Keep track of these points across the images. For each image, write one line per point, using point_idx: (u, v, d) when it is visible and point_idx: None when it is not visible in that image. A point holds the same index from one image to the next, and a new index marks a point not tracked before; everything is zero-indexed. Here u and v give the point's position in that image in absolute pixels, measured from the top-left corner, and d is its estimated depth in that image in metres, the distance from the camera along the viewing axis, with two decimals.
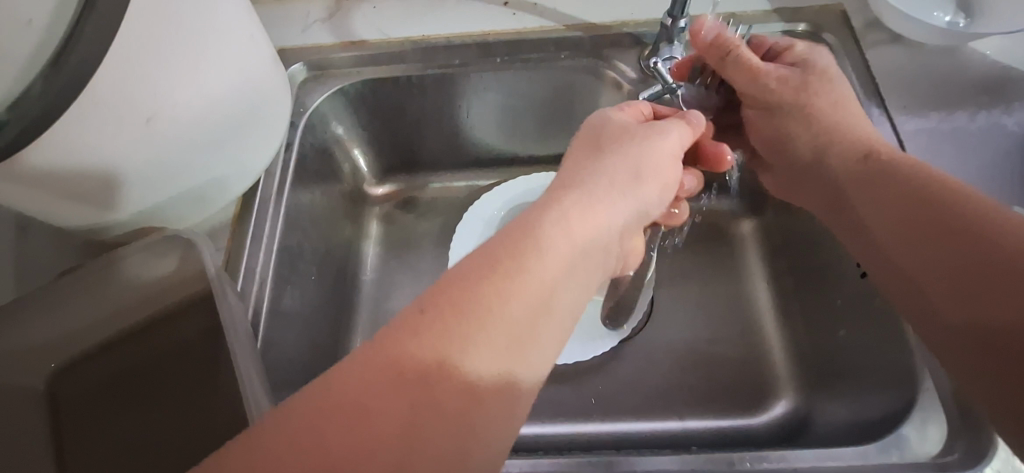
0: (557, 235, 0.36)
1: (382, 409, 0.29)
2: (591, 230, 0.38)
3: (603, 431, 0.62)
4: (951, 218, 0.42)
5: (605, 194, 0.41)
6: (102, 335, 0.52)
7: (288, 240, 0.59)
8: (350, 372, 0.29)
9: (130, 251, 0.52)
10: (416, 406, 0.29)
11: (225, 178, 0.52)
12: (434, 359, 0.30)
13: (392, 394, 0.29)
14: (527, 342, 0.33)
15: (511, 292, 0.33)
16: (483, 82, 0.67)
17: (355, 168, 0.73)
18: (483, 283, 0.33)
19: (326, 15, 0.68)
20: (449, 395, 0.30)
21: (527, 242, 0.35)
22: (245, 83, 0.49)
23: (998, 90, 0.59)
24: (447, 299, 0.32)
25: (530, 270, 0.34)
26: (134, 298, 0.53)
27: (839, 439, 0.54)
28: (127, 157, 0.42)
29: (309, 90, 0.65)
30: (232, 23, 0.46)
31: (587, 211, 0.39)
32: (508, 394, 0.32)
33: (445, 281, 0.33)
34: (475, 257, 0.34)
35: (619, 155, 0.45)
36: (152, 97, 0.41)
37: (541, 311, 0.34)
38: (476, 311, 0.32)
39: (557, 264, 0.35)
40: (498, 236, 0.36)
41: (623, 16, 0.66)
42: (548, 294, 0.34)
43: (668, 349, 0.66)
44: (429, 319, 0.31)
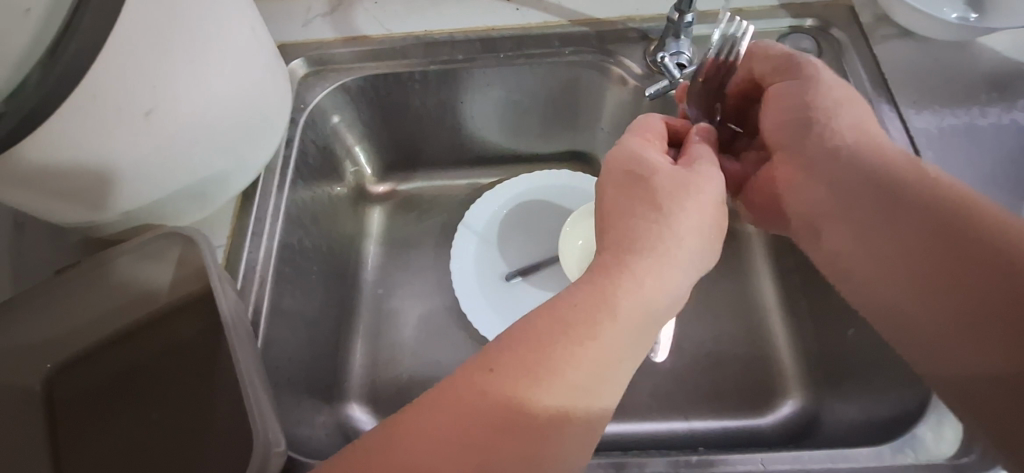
0: (627, 293, 0.37)
1: (438, 463, 0.31)
2: (659, 292, 0.38)
3: (609, 432, 0.61)
4: (965, 236, 0.37)
5: (673, 250, 0.39)
6: (100, 334, 0.51)
7: (288, 237, 0.58)
8: (410, 426, 0.32)
9: (121, 253, 0.49)
10: (484, 453, 0.31)
11: (224, 172, 0.51)
12: (502, 409, 0.32)
13: (462, 437, 0.31)
14: (594, 398, 0.34)
15: (582, 351, 0.34)
16: (486, 79, 0.66)
17: (357, 166, 0.72)
18: (554, 339, 0.35)
19: (327, 10, 0.67)
20: (516, 447, 0.32)
21: (597, 302, 0.36)
22: (247, 78, 0.48)
23: (1009, 86, 0.58)
24: (511, 361, 0.34)
25: (600, 333, 0.35)
26: (130, 296, 0.51)
27: (848, 441, 0.53)
28: (128, 153, 0.42)
29: (310, 86, 0.64)
30: (232, 15, 0.45)
31: (657, 270, 0.38)
32: (577, 441, 0.34)
33: (519, 331, 0.35)
34: (549, 313, 0.36)
35: (680, 201, 0.41)
36: (151, 89, 0.40)
37: (608, 369, 0.35)
38: (544, 372, 0.34)
39: (626, 322, 0.36)
40: (565, 294, 0.37)
41: (630, 11, 0.65)
42: (615, 352, 0.35)
43: (674, 349, 0.65)
44: (506, 370, 0.33)
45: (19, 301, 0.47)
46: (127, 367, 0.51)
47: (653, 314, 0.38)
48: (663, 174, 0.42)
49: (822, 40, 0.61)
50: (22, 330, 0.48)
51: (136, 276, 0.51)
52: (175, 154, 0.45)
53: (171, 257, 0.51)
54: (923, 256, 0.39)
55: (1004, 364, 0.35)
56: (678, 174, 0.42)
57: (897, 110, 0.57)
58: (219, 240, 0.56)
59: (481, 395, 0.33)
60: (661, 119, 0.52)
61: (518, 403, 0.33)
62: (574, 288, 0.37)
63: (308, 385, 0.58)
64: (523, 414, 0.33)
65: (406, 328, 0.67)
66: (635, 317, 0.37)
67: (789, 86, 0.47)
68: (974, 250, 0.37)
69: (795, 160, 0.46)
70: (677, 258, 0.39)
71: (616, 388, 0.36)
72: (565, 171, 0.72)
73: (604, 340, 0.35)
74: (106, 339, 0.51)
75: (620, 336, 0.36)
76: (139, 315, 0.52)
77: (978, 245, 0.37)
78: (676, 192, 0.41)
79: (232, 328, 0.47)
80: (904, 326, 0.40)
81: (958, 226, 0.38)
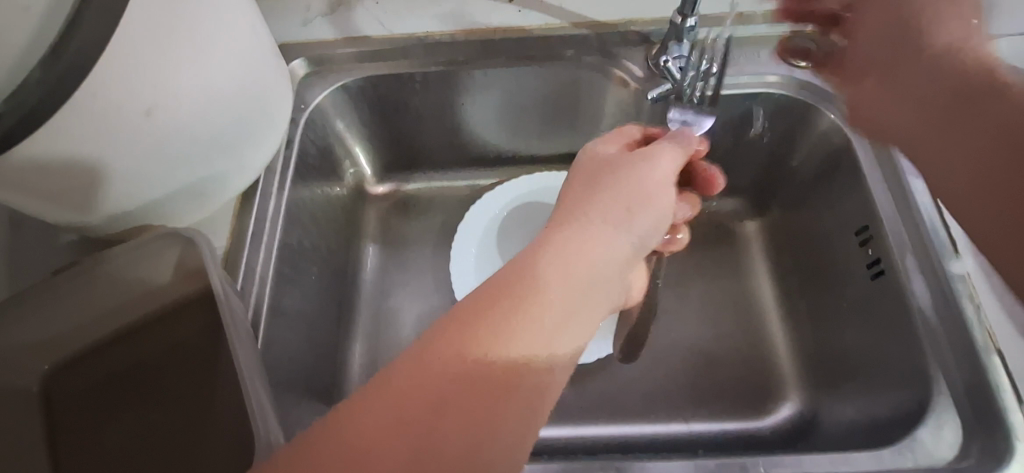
0: (560, 276, 0.37)
1: (383, 450, 0.29)
2: (590, 266, 0.39)
3: (609, 434, 0.61)
4: None
5: (604, 225, 0.41)
6: (101, 331, 0.50)
7: (288, 237, 0.58)
8: (361, 412, 0.30)
9: (124, 250, 0.50)
10: (422, 440, 0.30)
11: (224, 172, 0.51)
12: (432, 396, 0.31)
13: (405, 424, 0.30)
14: (526, 385, 0.34)
15: (511, 337, 0.34)
16: (487, 80, 0.66)
17: (356, 166, 0.72)
18: (484, 324, 0.34)
19: (328, 10, 0.67)
20: (451, 436, 0.31)
21: (524, 277, 0.37)
22: (249, 74, 0.48)
23: None
24: (447, 341, 0.33)
25: (531, 306, 0.35)
26: (137, 293, 0.51)
27: (848, 442, 0.53)
28: (128, 152, 0.41)
29: (310, 86, 0.64)
30: (234, 11, 0.45)
31: (587, 244, 0.40)
32: (512, 433, 0.33)
33: (448, 321, 0.35)
34: (481, 295, 0.36)
35: (612, 186, 0.44)
36: (153, 88, 0.40)
37: (539, 356, 0.35)
38: (476, 349, 0.33)
39: (559, 306, 0.36)
40: (498, 274, 0.38)
41: (631, 14, 0.65)
42: (545, 338, 0.35)
43: (673, 350, 0.65)
44: (444, 355, 0.33)
45: (28, 299, 0.48)
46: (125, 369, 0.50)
47: (584, 295, 0.38)
48: (607, 173, 0.46)
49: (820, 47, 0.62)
50: (21, 328, 0.48)
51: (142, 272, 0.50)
52: (178, 151, 0.45)
53: (173, 256, 0.51)
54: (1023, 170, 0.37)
55: None
56: (623, 173, 0.45)
57: None
58: (218, 241, 0.55)
59: (425, 381, 0.32)
60: (638, 127, 0.54)
61: (457, 383, 0.32)
62: (503, 277, 0.37)
63: (307, 386, 0.58)
64: (463, 393, 0.32)
65: (405, 329, 0.67)
66: (568, 302, 0.37)
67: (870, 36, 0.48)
68: None
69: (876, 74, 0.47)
70: (607, 237, 0.41)
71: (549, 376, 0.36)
72: (565, 173, 0.72)
73: (536, 324, 0.35)
74: (111, 335, 0.50)
75: (552, 308, 0.36)
76: (145, 311, 0.51)
77: None
78: (610, 190, 0.44)
79: (231, 324, 0.48)
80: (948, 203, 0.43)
81: None
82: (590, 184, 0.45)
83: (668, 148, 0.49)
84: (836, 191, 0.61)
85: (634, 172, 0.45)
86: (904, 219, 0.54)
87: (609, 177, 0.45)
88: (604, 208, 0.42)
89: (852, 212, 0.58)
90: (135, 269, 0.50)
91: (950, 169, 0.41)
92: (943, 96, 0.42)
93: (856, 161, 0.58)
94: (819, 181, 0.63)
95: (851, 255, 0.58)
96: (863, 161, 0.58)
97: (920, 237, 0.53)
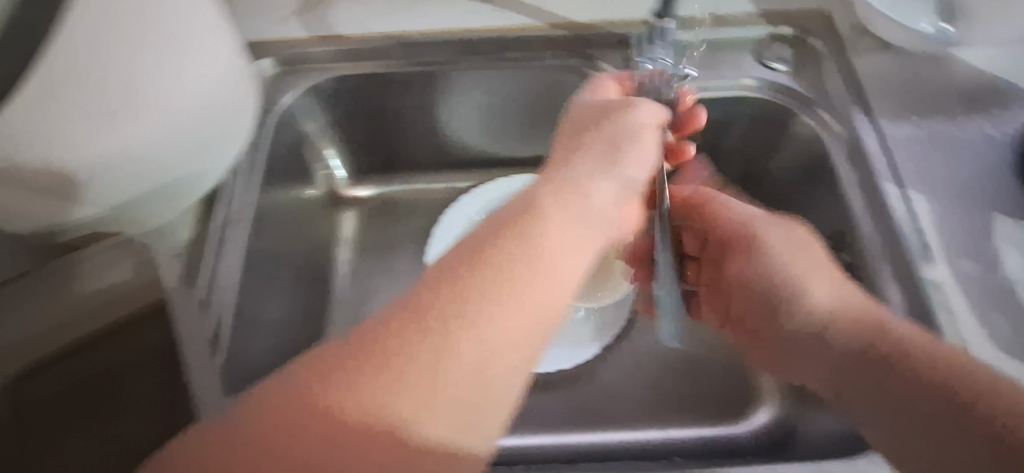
0: (553, 215, 0.39)
1: (377, 424, 0.31)
2: (587, 200, 0.41)
3: (585, 441, 0.61)
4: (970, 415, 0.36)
5: (590, 170, 0.43)
6: (42, 351, 0.45)
7: (256, 244, 0.56)
8: (345, 378, 0.31)
9: (94, 253, 0.48)
10: (421, 388, 0.32)
11: (195, 172, 0.48)
12: (440, 332, 0.33)
13: (403, 372, 0.32)
14: (524, 337, 0.34)
15: (510, 280, 0.35)
16: (466, 81, 0.65)
17: (328, 169, 0.70)
18: (481, 262, 0.35)
19: (299, 7, 0.65)
20: (450, 386, 0.32)
21: (528, 211, 0.39)
22: (219, 84, 0.47)
23: (982, 99, 0.58)
24: (463, 267, 0.35)
25: (540, 236, 0.37)
26: (90, 307, 0.47)
27: (823, 450, 0.53)
28: (85, 156, 0.40)
29: (281, 86, 0.62)
30: (204, 18, 0.45)
31: (581, 182, 0.42)
32: (510, 382, 0.34)
33: (463, 249, 0.37)
34: (496, 226, 0.38)
35: (596, 135, 0.45)
36: (116, 86, 0.39)
37: (554, 277, 0.37)
38: (492, 270, 0.35)
39: (553, 244, 0.37)
40: (509, 208, 0.40)
41: (611, 15, 0.64)
42: (543, 279, 0.36)
43: (652, 356, 0.65)
44: (440, 297, 0.34)
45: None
46: (70, 391, 0.44)
47: (579, 236, 0.39)
48: (582, 126, 0.47)
49: (799, 50, 0.62)
50: None
51: (97, 282, 0.47)
52: (140, 159, 0.43)
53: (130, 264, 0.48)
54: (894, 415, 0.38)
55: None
56: (595, 124, 0.46)
57: (871, 119, 0.58)
58: (181, 247, 0.53)
59: (421, 316, 0.33)
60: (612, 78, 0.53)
61: (461, 315, 0.33)
62: (501, 217, 0.39)
63: None
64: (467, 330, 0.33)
65: None
66: (562, 241, 0.38)
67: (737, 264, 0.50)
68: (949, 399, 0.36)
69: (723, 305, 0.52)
70: (591, 182, 0.42)
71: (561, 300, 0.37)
72: None
73: (532, 264, 0.36)
74: (55, 354, 0.45)
75: (559, 240, 0.38)
76: (97, 328, 0.46)
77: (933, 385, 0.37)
78: (588, 139, 0.45)
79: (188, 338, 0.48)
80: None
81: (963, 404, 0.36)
82: (568, 138, 0.46)
83: (640, 101, 0.48)
84: (818, 193, 0.59)
85: (608, 123, 0.46)
86: (878, 223, 0.53)
87: (584, 129, 0.46)
88: (590, 154, 0.44)
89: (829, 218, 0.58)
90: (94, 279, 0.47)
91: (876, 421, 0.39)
92: (938, 415, 0.36)
93: (833, 167, 0.57)
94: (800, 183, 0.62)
95: None
96: (839, 167, 0.56)
97: (895, 241, 0.51)
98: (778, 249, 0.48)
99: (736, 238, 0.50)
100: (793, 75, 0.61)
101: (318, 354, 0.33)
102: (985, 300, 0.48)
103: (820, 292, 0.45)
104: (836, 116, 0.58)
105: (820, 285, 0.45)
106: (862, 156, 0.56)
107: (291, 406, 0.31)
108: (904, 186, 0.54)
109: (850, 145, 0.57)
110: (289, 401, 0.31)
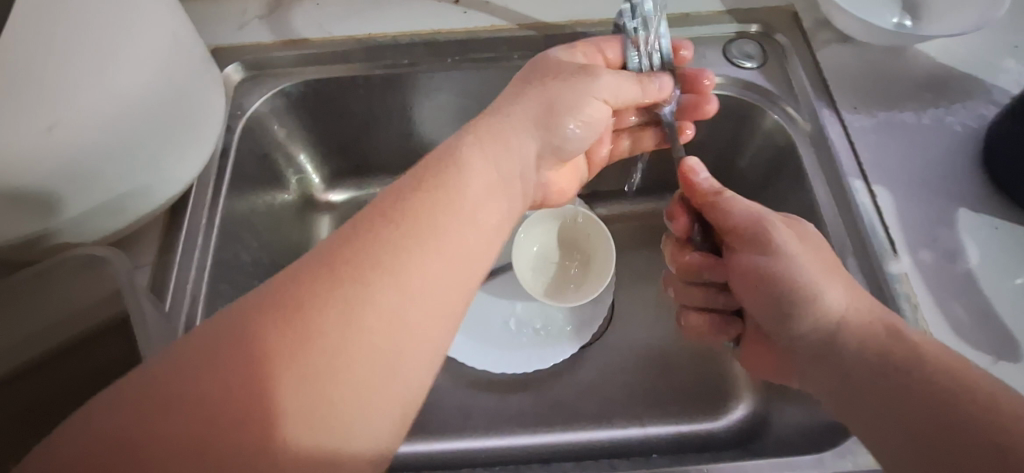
0: (474, 170, 0.40)
1: (286, 380, 0.29)
2: (505, 161, 0.42)
3: (563, 440, 0.61)
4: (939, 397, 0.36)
5: (518, 129, 0.45)
6: (23, 355, 0.46)
7: (225, 252, 0.56)
8: (242, 341, 0.30)
9: (56, 272, 0.46)
10: (335, 339, 0.31)
11: (149, 186, 0.47)
12: (349, 286, 0.32)
13: (315, 323, 0.31)
14: (443, 284, 0.34)
15: (428, 230, 0.35)
16: (434, 83, 0.64)
17: (301, 174, 0.70)
18: (395, 215, 0.35)
19: (265, 12, 0.64)
20: (367, 336, 0.31)
21: (448, 167, 0.39)
22: (172, 88, 0.46)
23: (945, 91, 0.59)
24: (379, 217, 0.35)
25: (454, 191, 0.38)
26: (67, 314, 0.48)
27: (791, 446, 0.52)
28: (31, 171, 0.38)
29: (247, 91, 0.62)
30: (153, 21, 0.43)
31: (501, 143, 0.43)
32: (431, 329, 0.34)
33: (377, 204, 0.36)
34: (413, 180, 0.38)
35: (536, 94, 0.47)
36: (52, 102, 0.37)
37: (467, 227, 0.37)
38: (405, 221, 0.35)
39: (472, 195, 0.38)
40: (425, 162, 0.40)
41: (579, 14, 0.64)
42: (462, 229, 0.37)
43: (628, 353, 0.65)
44: (353, 249, 0.33)
45: None
46: (63, 393, 0.46)
47: (495, 188, 0.40)
48: (532, 84, 0.48)
49: (765, 46, 0.63)
50: None
51: (70, 292, 0.47)
52: (90, 170, 0.41)
53: (92, 278, 0.47)
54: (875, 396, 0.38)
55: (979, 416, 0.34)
56: (552, 84, 0.48)
57: (836, 113, 0.58)
58: (144, 259, 0.52)
59: (332, 265, 0.33)
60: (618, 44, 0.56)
61: (372, 266, 0.33)
62: (420, 168, 0.39)
63: None
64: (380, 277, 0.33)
65: None
66: (481, 193, 0.39)
67: (754, 260, 0.47)
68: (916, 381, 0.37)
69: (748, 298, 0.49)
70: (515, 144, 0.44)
71: (473, 252, 0.37)
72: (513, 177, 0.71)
73: (451, 214, 0.37)
74: (37, 359, 0.47)
75: (472, 195, 0.38)
76: (74, 332, 0.48)
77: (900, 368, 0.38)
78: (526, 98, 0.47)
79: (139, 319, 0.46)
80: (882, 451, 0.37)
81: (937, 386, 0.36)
82: (518, 89, 0.48)
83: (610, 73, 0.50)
84: (786, 189, 0.60)
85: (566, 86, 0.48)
86: (844, 218, 0.54)
87: (534, 85, 0.48)
88: (522, 112, 0.46)
89: (798, 212, 0.58)
90: (66, 291, 0.47)
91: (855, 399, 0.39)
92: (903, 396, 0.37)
93: (800, 163, 0.57)
94: (767, 180, 0.63)
95: None
96: (805, 162, 0.57)
97: (862, 238, 0.52)
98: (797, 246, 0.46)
99: (796, 246, 0.46)
100: (760, 71, 0.61)
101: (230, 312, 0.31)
102: (945, 290, 0.49)
103: (833, 296, 0.44)
104: (800, 110, 0.59)
105: (832, 286, 0.44)
106: (826, 151, 0.56)
107: (209, 367, 0.29)
108: (868, 180, 0.54)
109: (816, 141, 0.57)
110: (205, 361, 0.29)
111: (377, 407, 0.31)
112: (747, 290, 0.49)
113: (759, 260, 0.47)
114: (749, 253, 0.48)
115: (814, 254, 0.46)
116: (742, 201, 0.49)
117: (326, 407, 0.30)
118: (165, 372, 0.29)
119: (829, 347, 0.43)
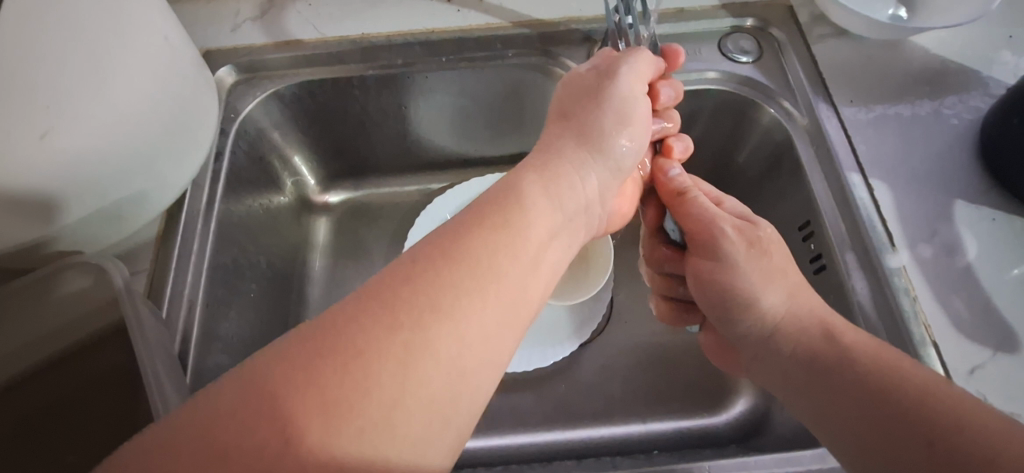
0: (535, 204, 0.38)
1: (339, 428, 0.27)
2: (567, 192, 0.42)
3: (564, 439, 0.61)
4: (869, 392, 0.39)
5: (574, 155, 0.44)
6: (31, 359, 0.47)
7: (222, 256, 0.56)
8: (292, 385, 0.28)
9: (60, 279, 0.46)
10: (392, 389, 0.29)
11: (145, 191, 0.47)
12: (411, 329, 0.30)
13: (374, 368, 0.29)
14: (502, 325, 0.33)
15: (487, 268, 0.34)
16: (430, 83, 0.64)
17: (297, 176, 0.69)
18: (458, 251, 0.34)
19: (257, 13, 0.64)
20: (424, 383, 0.30)
21: (508, 198, 0.38)
22: (166, 93, 0.45)
23: (940, 82, 0.59)
24: (441, 250, 0.34)
25: (515, 226, 0.36)
26: (69, 319, 0.48)
27: (793, 440, 0.52)
28: (24, 179, 0.38)
29: (241, 94, 0.61)
30: (145, 27, 0.42)
31: (556, 176, 0.42)
32: (483, 377, 0.32)
33: (439, 237, 0.35)
34: (476, 212, 0.36)
35: (580, 120, 0.47)
36: (44, 110, 0.37)
37: (525, 265, 0.36)
38: (469, 259, 0.34)
39: (533, 233, 0.37)
40: (487, 194, 0.38)
41: (573, 11, 0.64)
42: (522, 271, 0.35)
43: (628, 350, 0.65)
44: (413, 287, 0.31)
45: None
46: (66, 403, 0.47)
47: (557, 223, 0.40)
48: (573, 108, 0.48)
49: (761, 40, 0.63)
50: None
51: (71, 299, 0.47)
52: (84, 177, 0.41)
53: (88, 287, 0.47)
54: (819, 398, 0.41)
55: (900, 410, 0.37)
56: (593, 104, 0.48)
57: (833, 107, 0.58)
58: (141, 265, 0.52)
59: (395, 304, 0.31)
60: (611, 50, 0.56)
61: (435, 307, 0.31)
62: (479, 202, 0.37)
63: None
64: (439, 318, 0.31)
65: None
66: (542, 230, 0.38)
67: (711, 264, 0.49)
68: (850, 382, 0.40)
69: (702, 296, 0.51)
70: (575, 175, 0.43)
71: (534, 292, 0.36)
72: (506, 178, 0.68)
73: (512, 254, 0.35)
74: (43, 364, 0.47)
75: (534, 233, 0.37)
76: (77, 338, 0.48)
77: (831, 368, 0.42)
78: (572, 122, 0.47)
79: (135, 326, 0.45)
80: (832, 446, 0.40)
81: (865, 382, 0.39)
82: (560, 118, 0.48)
83: (625, 63, 0.50)
84: (784, 184, 0.60)
85: (603, 100, 0.48)
86: (842, 213, 0.54)
87: (575, 110, 0.48)
88: (572, 138, 0.46)
89: (795, 208, 0.58)
90: (67, 299, 0.47)
91: (803, 400, 0.43)
92: (839, 395, 0.40)
93: (797, 158, 0.57)
94: (765, 175, 0.63)
95: (796, 250, 0.59)
96: (802, 156, 0.57)
97: (860, 233, 0.52)
98: (751, 253, 0.48)
99: (747, 252, 0.48)
100: (756, 65, 0.61)
101: (280, 348, 0.29)
102: (943, 284, 0.49)
103: (771, 298, 0.47)
104: (797, 104, 0.59)
105: (772, 290, 0.47)
106: (824, 145, 0.56)
107: (263, 413, 0.27)
108: (866, 174, 0.54)
109: (813, 136, 0.57)
110: (254, 411, 0.27)
111: (432, 452, 0.30)
112: (703, 292, 0.51)
113: (714, 264, 0.49)
114: (704, 257, 0.50)
115: (768, 260, 0.47)
116: (701, 204, 0.50)
117: (382, 454, 0.28)
118: (213, 410, 0.27)
119: (798, 354, 0.44)
